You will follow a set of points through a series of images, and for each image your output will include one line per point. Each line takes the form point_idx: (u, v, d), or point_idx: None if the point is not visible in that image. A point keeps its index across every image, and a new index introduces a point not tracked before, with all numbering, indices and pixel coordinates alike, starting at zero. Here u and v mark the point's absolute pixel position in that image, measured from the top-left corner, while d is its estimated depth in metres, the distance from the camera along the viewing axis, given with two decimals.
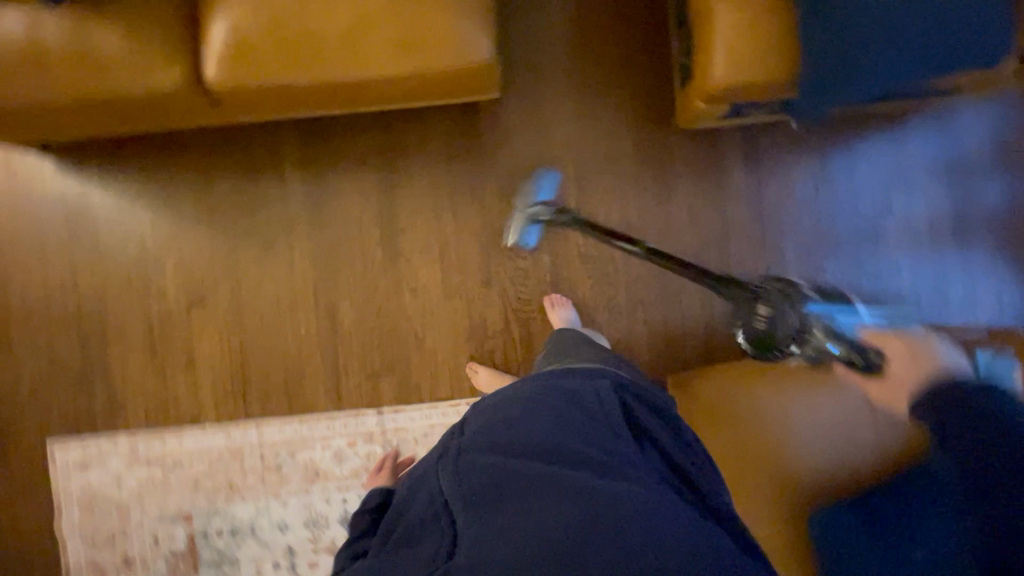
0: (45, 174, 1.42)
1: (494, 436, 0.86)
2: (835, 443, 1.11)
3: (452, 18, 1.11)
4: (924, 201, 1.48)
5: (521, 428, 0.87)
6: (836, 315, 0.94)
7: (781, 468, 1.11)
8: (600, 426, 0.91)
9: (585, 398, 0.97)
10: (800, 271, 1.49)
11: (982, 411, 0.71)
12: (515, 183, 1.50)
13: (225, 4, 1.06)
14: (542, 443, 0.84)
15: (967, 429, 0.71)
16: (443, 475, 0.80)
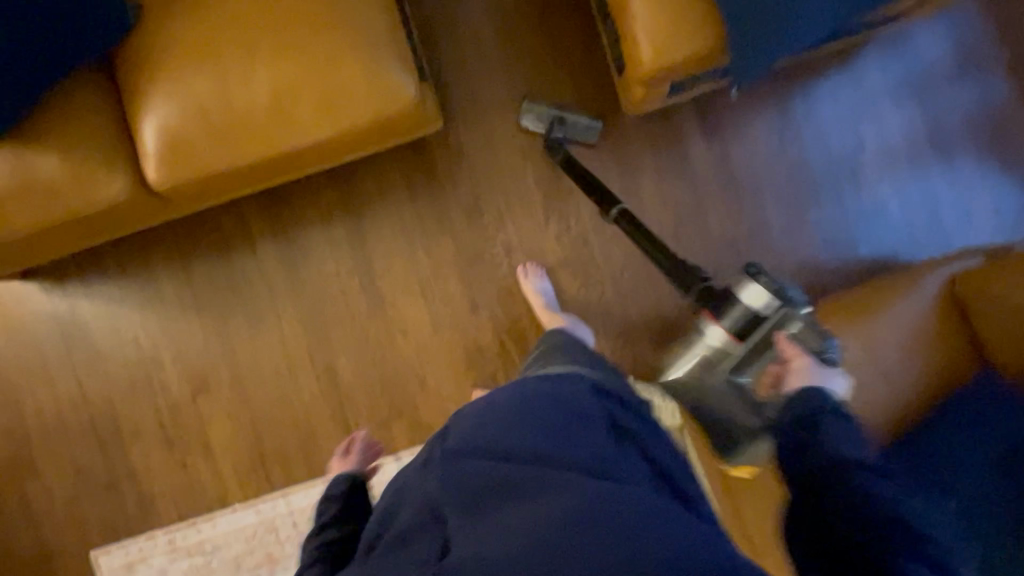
0: (43, 305, 1.53)
1: (477, 437, 0.71)
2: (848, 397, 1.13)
3: (373, 65, 1.06)
4: (899, 126, 1.49)
5: (505, 428, 0.72)
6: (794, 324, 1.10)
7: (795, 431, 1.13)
8: (591, 425, 0.74)
9: (565, 393, 0.79)
10: (786, 225, 1.49)
11: (821, 414, 0.86)
12: (481, 206, 1.51)
13: (149, 106, 1.05)
14: (530, 444, 0.69)
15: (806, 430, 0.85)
16: (430, 478, 0.69)
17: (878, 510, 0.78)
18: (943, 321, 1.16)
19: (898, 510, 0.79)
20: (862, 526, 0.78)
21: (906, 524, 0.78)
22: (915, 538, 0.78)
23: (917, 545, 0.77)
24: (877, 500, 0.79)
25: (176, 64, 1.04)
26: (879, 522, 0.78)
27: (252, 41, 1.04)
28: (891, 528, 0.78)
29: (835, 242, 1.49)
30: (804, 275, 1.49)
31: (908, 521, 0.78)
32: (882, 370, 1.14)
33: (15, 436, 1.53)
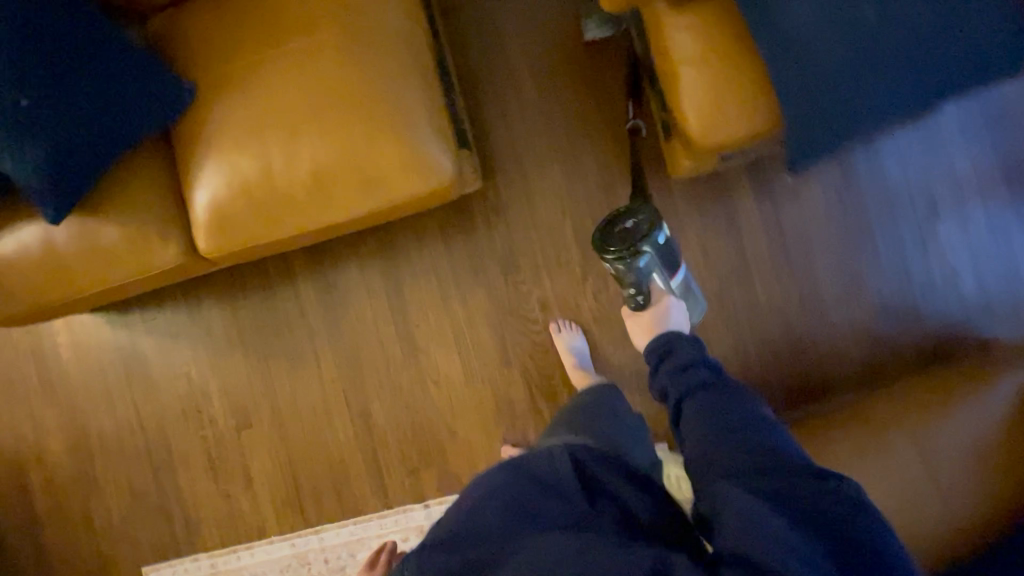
0: (109, 335, 1.64)
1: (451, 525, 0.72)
2: (893, 510, 1.07)
3: (410, 144, 1.06)
4: (975, 190, 1.36)
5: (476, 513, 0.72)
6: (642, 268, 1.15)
7: None
8: (556, 505, 0.71)
9: (536, 464, 0.75)
10: (839, 292, 1.39)
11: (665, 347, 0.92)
12: (517, 258, 1.48)
13: (200, 178, 1.10)
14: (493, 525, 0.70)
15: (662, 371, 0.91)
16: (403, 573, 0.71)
17: (707, 421, 0.76)
18: (1012, 433, 1.07)
19: (733, 418, 0.75)
20: (695, 439, 0.76)
21: (744, 429, 0.73)
22: (756, 443, 0.71)
23: (754, 448, 0.70)
24: (706, 410, 0.78)
25: (226, 142, 1.08)
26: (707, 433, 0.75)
27: (296, 121, 1.06)
28: (719, 436, 0.73)
29: (896, 312, 1.38)
30: (861, 349, 1.39)
31: (750, 428, 0.73)
32: (936, 492, 1.07)
33: (80, 454, 1.66)
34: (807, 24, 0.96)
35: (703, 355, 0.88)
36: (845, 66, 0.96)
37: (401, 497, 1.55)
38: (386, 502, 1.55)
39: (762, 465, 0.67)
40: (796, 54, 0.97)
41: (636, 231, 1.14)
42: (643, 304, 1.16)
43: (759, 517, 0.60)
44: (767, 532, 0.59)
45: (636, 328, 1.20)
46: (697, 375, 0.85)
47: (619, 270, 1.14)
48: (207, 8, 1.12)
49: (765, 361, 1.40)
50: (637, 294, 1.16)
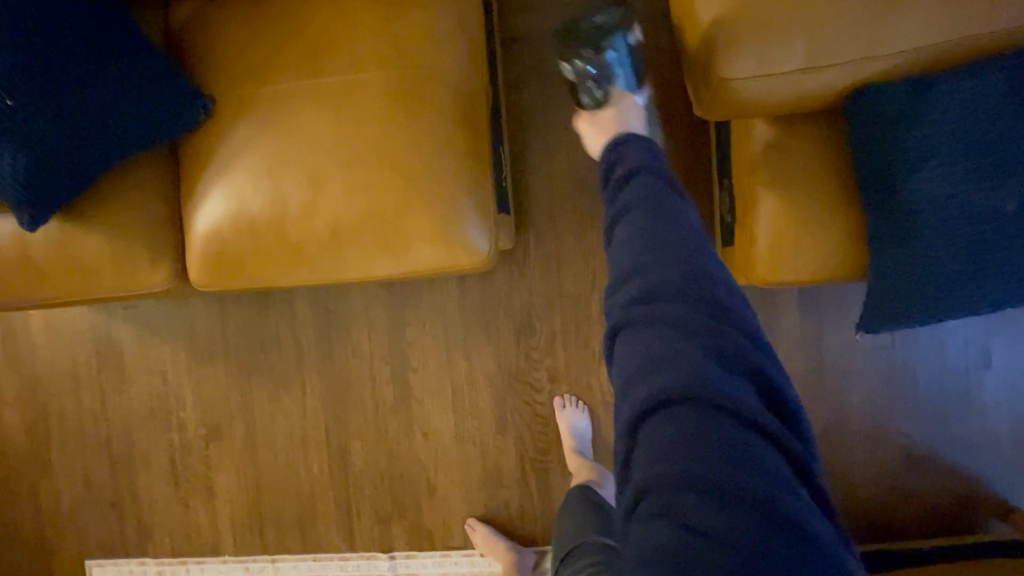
0: (84, 317, 1.53)
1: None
2: None
3: (446, 218, 0.93)
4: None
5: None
6: (611, 59, 1.03)
7: None
8: None
9: None
10: (867, 430, 1.30)
11: (632, 144, 0.76)
12: (534, 322, 1.38)
13: (204, 205, 0.98)
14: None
15: (623, 172, 0.74)
16: None
17: (640, 257, 0.65)
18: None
19: (672, 252, 0.64)
20: (622, 276, 0.66)
21: (696, 281, 0.62)
22: (688, 292, 0.61)
23: (685, 298, 0.61)
24: (643, 244, 0.66)
25: (238, 175, 0.96)
26: (639, 275, 0.64)
27: (322, 169, 0.94)
28: (667, 285, 0.62)
29: (921, 464, 1.29)
30: (877, 493, 1.31)
31: (691, 273, 0.62)
32: None
33: (38, 433, 1.56)
34: (931, 201, 0.79)
35: (656, 167, 0.73)
36: (965, 256, 0.79)
37: (367, 543, 1.47)
38: (351, 546, 1.47)
39: (687, 321, 0.60)
40: (913, 225, 0.80)
41: (603, 28, 1.05)
42: (600, 105, 1.04)
43: (669, 405, 0.56)
44: (676, 425, 0.55)
45: (591, 134, 1.04)
46: (644, 193, 0.70)
47: (579, 65, 1.03)
48: (240, 14, 0.97)
49: None
50: (593, 93, 1.03)
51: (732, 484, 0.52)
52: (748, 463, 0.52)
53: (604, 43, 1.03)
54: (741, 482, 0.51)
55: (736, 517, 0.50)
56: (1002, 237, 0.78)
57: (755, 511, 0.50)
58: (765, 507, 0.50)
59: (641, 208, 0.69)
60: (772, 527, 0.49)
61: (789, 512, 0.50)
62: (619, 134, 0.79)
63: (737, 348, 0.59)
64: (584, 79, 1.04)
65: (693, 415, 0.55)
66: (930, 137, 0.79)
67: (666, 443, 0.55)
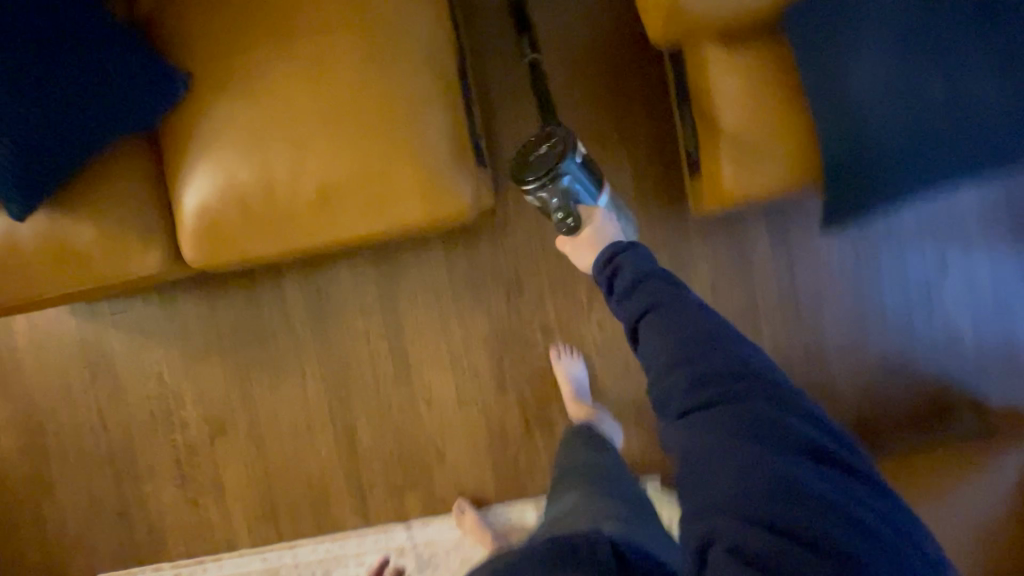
0: (73, 327, 1.52)
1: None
2: None
3: (430, 168, 0.98)
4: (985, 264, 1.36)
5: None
6: (571, 182, 1.03)
7: None
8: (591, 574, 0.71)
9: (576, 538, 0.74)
10: (843, 345, 1.38)
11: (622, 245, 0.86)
12: (522, 280, 1.42)
13: (192, 184, 1.01)
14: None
15: (626, 274, 0.82)
16: None
17: (676, 347, 0.72)
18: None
19: (698, 340, 0.72)
20: (660, 365, 0.73)
21: (722, 352, 0.70)
22: (726, 371, 0.69)
23: (723, 371, 0.69)
24: (676, 333, 0.73)
25: (223, 145, 0.99)
26: (678, 358, 0.72)
27: (305, 135, 0.98)
28: (700, 362, 0.70)
29: (897, 370, 1.38)
30: (859, 401, 1.39)
31: (715, 348, 0.71)
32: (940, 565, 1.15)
33: (35, 450, 1.54)
34: (869, 99, 0.88)
35: (656, 265, 0.82)
36: (905, 145, 0.88)
37: (383, 517, 1.49)
38: (367, 522, 1.49)
39: (729, 388, 0.68)
40: (857, 121, 0.89)
41: (549, 156, 1.02)
42: (575, 228, 1.07)
43: (738, 457, 0.64)
44: (748, 472, 0.63)
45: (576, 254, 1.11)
46: (659, 287, 0.78)
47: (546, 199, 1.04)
48: None
49: None
50: (566, 219, 1.06)
51: (810, 510, 0.60)
52: (816, 485, 0.62)
53: (561, 171, 1.02)
54: (819, 504, 0.60)
55: (821, 530, 0.59)
56: (934, 123, 0.87)
57: (834, 522, 0.59)
58: (842, 518, 0.60)
59: (662, 303, 0.76)
60: (852, 533, 0.59)
61: (862, 518, 0.60)
62: (612, 243, 0.87)
63: (772, 397, 0.67)
64: (553, 211, 1.06)
65: (756, 458, 0.63)
66: (859, 42, 0.88)
67: (741, 489, 0.62)
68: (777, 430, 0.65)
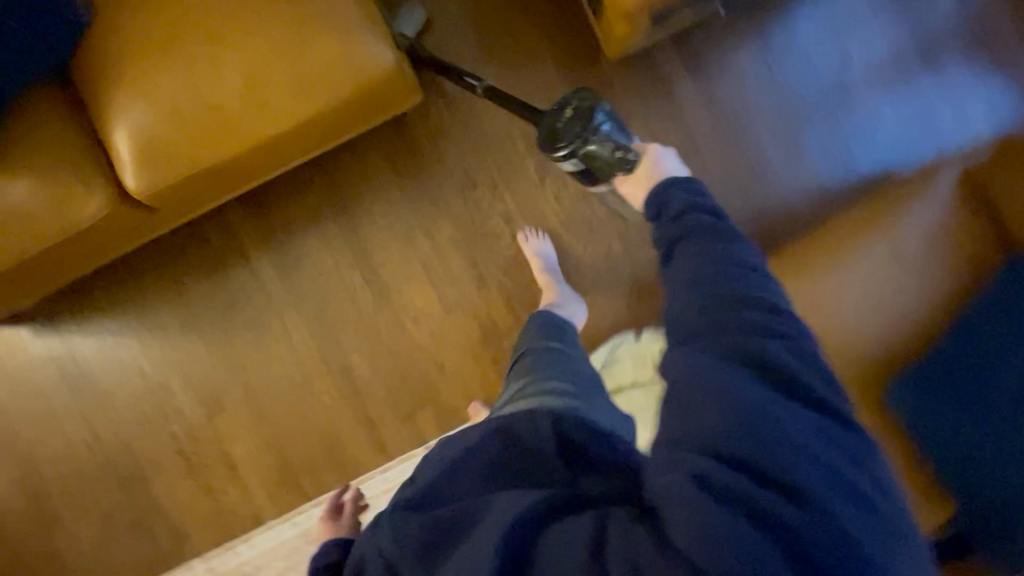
0: (42, 349, 1.48)
1: (388, 555, 0.64)
2: (893, 320, 1.05)
3: (341, 35, 1.04)
4: (895, 71, 1.47)
5: (410, 543, 0.63)
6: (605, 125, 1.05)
7: (850, 360, 1.05)
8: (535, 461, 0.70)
9: (518, 426, 0.72)
10: (782, 152, 1.46)
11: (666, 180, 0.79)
12: (473, 177, 1.46)
13: (119, 112, 1.03)
14: (440, 541, 0.63)
15: (671, 206, 0.76)
16: (379, 536, 0.67)
17: (699, 276, 0.68)
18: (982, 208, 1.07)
19: (717, 275, 0.67)
20: (687, 287, 0.68)
21: (743, 290, 0.65)
22: (743, 309, 0.64)
23: (738, 308, 0.64)
24: (703, 266, 0.68)
25: (148, 65, 1.03)
26: (701, 287, 0.67)
27: (219, 33, 1.04)
28: (718, 294, 0.66)
29: (837, 161, 1.46)
30: (807, 198, 1.46)
31: (739, 286, 0.66)
32: None
33: (30, 484, 1.48)
34: None
35: (704, 203, 0.75)
36: None
37: (401, 445, 1.47)
38: (388, 455, 1.47)
39: (738, 322, 0.64)
40: None
41: (577, 114, 1.08)
42: (631, 163, 0.96)
43: (725, 385, 0.59)
44: (737, 400, 0.58)
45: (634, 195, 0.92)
46: (697, 222, 0.72)
47: (590, 150, 1.03)
48: None
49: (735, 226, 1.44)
50: (621, 155, 0.99)
51: (790, 452, 0.55)
52: (806, 433, 0.57)
53: (596, 124, 1.05)
54: (802, 450, 0.56)
55: (798, 477, 0.54)
56: None
57: (812, 471, 0.55)
58: (819, 468, 0.55)
59: (697, 235, 0.72)
60: (833, 493, 0.54)
61: (845, 478, 0.56)
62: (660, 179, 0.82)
63: (786, 349, 0.62)
64: (602, 155, 1.02)
65: (755, 390, 0.59)
66: None
67: (728, 411, 0.57)
68: (780, 374, 0.61)
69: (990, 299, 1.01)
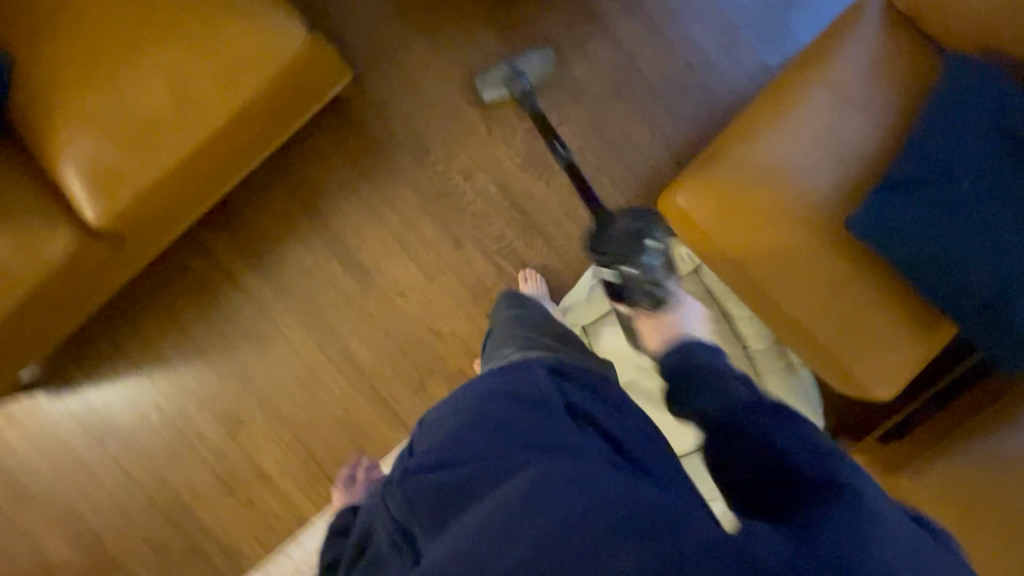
0: (62, 409, 1.53)
1: (404, 515, 0.71)
2: (847, 161, 1.06)
3: (246, 18, 1.08)
4: None
5: (422, 498, 0.70)
6: (653, 258, 1.12)
7: (818, 212, 1.05)
8: (539, 412, 0.77)
9: (520, 388, 0.81)
10: (714, 40, 1.46)
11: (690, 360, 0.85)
12: (423, 143, 1.48)
13: (59, 148, 1.07)
14: (453, 499, 0.69)
15: (703, 384, 0.80)
16: (395, 499, 0.73)
17: (765, 426, 0.69)
18: (897, 30, 1.09)
19: (778, 424, 0.69)
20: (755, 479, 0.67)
21: (808, 433, 0.68)
22: (822, 452, 0.66)
23: (817, 450, 0.66)
24: (763, 422, 0.70)
25: (77, 97, 1.07)
26: (772, 471, 0.65)
27: (130, 47, 1.08)
28: (792, 438, 0.67)
29: (770, 35, 1.46)
30: (751, 81, 1.45)
31: (804, 435, 0.68)
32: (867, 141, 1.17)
33: (82, 539, 1.52)
34: None
35: (722, 370, 0.81)
36: None
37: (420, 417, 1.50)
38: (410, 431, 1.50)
39: (816, 455, 0.65)
40: None
41: (632, 234, 1.16)
42: (656, 308, 1.08)
43: (849, 502, 0.58)
44: (868, 516, 0.57)
45: (648, 331, 1.08)
46: (730, 393, 0.76)
47: (627, 276, 1.11)
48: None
49: (686, 125, 1.45)
50: (652, 295, 1.08)
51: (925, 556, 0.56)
52: (929, 545, 0.57)
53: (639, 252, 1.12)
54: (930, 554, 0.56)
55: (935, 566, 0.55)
56: None
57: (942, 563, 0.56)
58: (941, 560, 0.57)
59: (741, 404, 0.74)
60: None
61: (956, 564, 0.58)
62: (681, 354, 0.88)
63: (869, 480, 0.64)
64: (639, 286, 1.10)
65: (874, 508, 0.58)
66: None
67: (864, 520, 0.57)
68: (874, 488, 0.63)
69: (943, 103, 0.99)
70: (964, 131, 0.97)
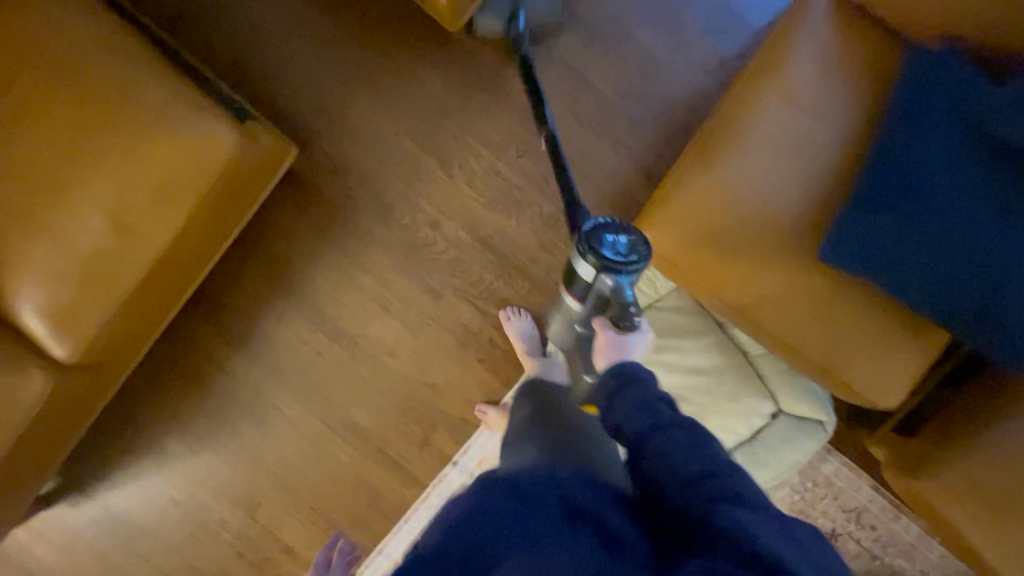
0: (84, 517, 1.55)
1: None
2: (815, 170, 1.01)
3: (172, 132, 1.05)
4: None
5: None
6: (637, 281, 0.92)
7: (794, 225, 1.00)
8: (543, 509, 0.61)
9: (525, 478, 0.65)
10: (664, 40, 1.39)
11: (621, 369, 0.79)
12: (384, 198, 1.44)
13: (13, 293, 1.06)
14: None
15: (630, 398, 0.75)
16: None
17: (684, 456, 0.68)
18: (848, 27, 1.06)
19: (702, 458, 0.67)
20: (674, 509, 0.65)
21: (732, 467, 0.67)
22: (739, 484, 0.65)
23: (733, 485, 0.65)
24: (688, 450, 0.68)
25: (19, 238, 1.05)
26: (687, 503, 0.65)
27: (62, 178, 1.05)
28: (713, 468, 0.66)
29: (721, 24, 1.39)
30: (708, 77, 1.38)
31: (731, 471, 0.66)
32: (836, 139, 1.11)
33: None
34: None
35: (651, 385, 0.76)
36: None
37: (431, 472, 1.50)
38: (423, 486, 1.50)
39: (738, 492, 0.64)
40: None
41: (629, 250, 0.90)
42: (624, 335, 0.87)
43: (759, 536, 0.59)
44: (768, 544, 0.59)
45: (606, 354, 0.86)
46: (662, 416, 0.72)
47: (604, 287, 0.91)
48: None
49: (648, 135, 1.39)
50: (622, 319, 0.88)
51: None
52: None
53: (610, 256, 0.89)
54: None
55: None
56: None
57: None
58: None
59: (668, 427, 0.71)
60: None
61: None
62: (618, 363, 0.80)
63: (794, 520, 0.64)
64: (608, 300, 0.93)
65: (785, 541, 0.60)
66: None
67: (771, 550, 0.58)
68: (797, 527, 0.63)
69: (904, 104, 0.96)
70: (927, 141, 0.92)
